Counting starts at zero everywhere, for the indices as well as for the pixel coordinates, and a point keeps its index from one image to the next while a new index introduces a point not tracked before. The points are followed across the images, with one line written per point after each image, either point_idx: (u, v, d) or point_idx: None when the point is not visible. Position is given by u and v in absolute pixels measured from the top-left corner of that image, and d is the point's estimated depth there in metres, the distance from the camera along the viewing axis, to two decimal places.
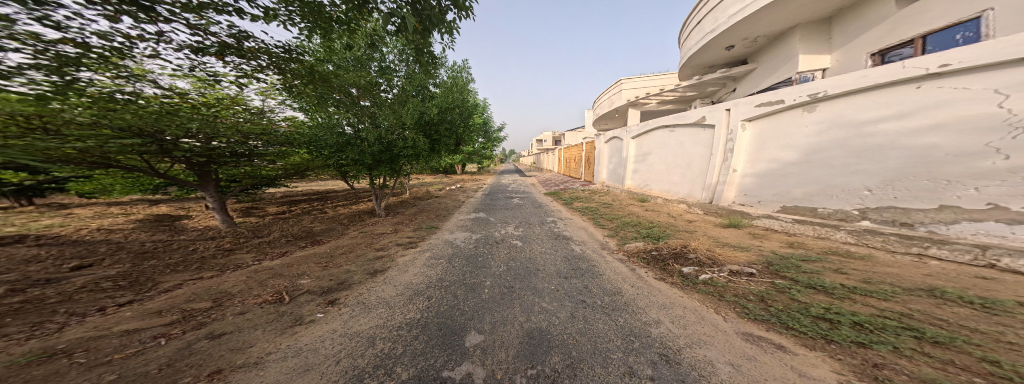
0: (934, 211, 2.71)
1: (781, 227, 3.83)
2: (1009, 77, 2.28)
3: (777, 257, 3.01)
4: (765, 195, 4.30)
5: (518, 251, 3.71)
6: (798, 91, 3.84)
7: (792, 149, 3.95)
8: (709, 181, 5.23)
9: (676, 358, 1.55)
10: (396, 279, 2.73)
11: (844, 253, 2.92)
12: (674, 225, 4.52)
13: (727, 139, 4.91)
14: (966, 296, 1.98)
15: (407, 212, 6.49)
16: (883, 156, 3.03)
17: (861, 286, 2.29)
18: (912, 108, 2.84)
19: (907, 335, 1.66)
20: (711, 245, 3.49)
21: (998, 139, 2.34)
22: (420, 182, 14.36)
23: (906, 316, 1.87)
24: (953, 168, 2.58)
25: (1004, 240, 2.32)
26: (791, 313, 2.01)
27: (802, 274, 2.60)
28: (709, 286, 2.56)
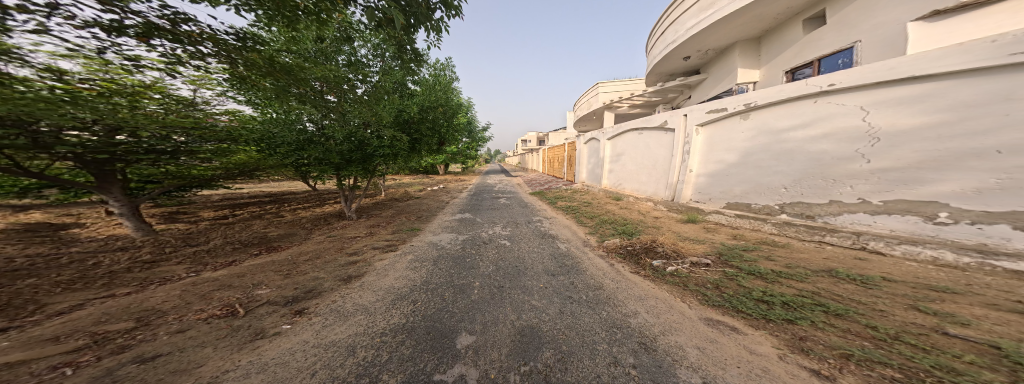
0: (825, 205, 3.26)
1: (727, 221, 4.30)
2: (866, 97, 2.89)
3: (725, 248, 3.40)
4: (713, 194, 4.79)
5: (504, 251, 3.73)
6: (736, 101, 4.37)
7: (730, 153, 4.48)
8: (670, 180, 5.69)
9: (653, 345, 1.69)
10: (374, 284, 2.61)
11: (771, 242, 3.39)
12: (643, 222, 4.86)
13: (685, 142, 5.38)
14: (850, 274, 2.42)
15: (383, 214, 6.16)
16: (792, 159, 3.59)
17: (785, 270, 2.68)
18: (809, 120, 3.41)
19: (819, 310, 1.97)
20: (675, 239, 3.82)
21: (863, 147, 2.93)
22: (397, 182, 13.76)
23: (816, 294, 2.22)
24: (835, 170, 3.15)
25: (870, 227, 2.88)
26: (739, 297, 2.29)
27: (746, 262, 2.96)
28: (675, 277, 2.81)
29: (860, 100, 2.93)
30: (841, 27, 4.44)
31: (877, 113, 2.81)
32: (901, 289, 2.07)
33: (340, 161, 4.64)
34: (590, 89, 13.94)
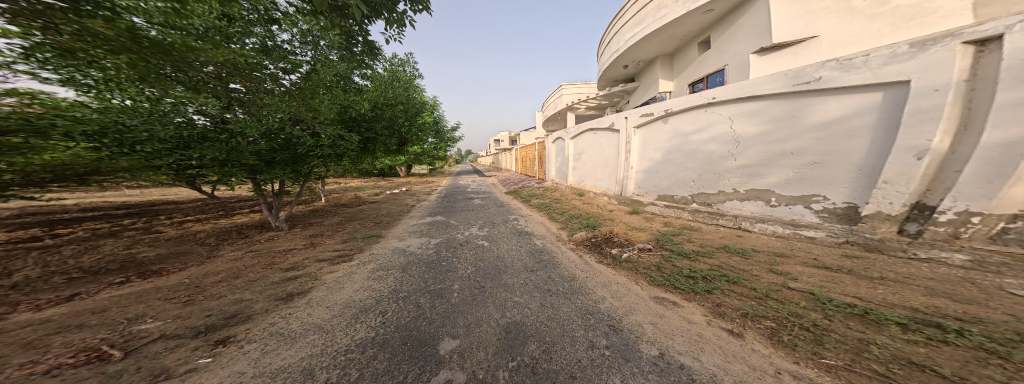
0: (715, 194, 4.05)
1: (660, 212, 4.79)
2: (730, 110, 3.76)
3: (660, 233, 3.85)
4: (648, 187, 5.36)
5: (478, 249, 3.52)
6: (653, 109, 5.14)
7: (653, 153, 5.20)
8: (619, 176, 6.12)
9: (621, 326, 1.81)
10: (327, 300, 2.16)
11: (688, 227, 3.97)
12: (602, 215, 5.19)
13: (625, 142, 5.85)
14: (739, 248, 3.00)
15: (328, 222, 5.14)
16: (691, 158, 4.39)
17: (697, 249, 3.20)
18: (699, 127, 4.24)
19: (724, 280, 2.39)
20: (626, 228, 4.18)
21: (731, 148, 3.78)
22: (343, 186, 12.12)
23: (720, 266, 2.67)
24: (718, 166, 3.97)
25: (740, 210, 3.72)
26: (674, 275, 2.62)
27: (682, 246, 3.38)
28: (627, 262, 3.07)
29: (729, 112, 3.77)
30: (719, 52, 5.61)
31: (738, 122, 3.67)
32: (764, 258, 2.67)
33: (258, 162, 3.46)
34: (556, 90, 14.58)
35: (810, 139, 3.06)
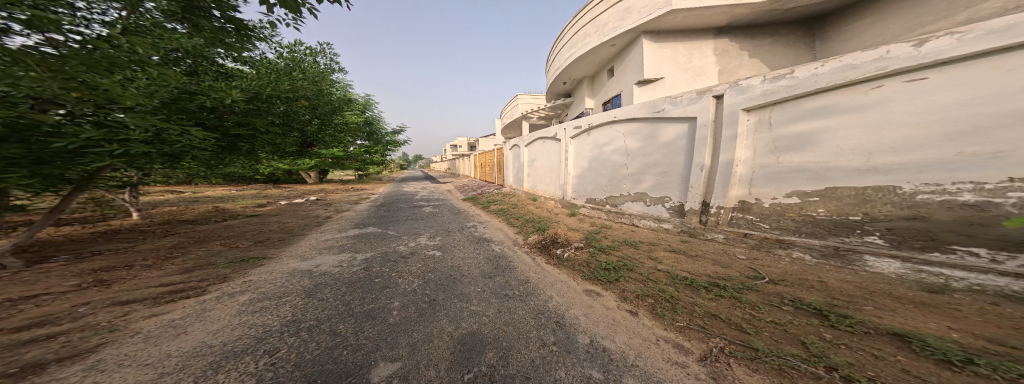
0: (620, 197, 4.63)
1: (588, 213, 5.20)
2: (622, 129, 4.45)
3: (587, 231, 4.13)
4: (580, 191, 5.64)
5: (427, 259, 3.11)
6: (572, 124, 5.69)
7: (578, 162, 5.66)
8: (563, 180, 6.11)
9: (564, 321, 1.89)
10: (171, 340, 1.53)
11: (603, 225, 4.41)
12: (549, 218, 5.12)
13: (565, 150, 5.95)
14: (638, 241, 3.47)
15: (158, 242, 3.60)
16: (601, 167, 4.99)
17: (606, 244, 3.56)
18: (605, 141, 4.87)
19: (627, 269, 2.72)
20: (567, 229, 4.26)
21: (624, 159, 4.46)
22: (214, 195, 9.02)
23: (625, 258, 3.03)
24: (617, 173, 4.61)
25: (632, 207, 4.40)
26: (595, 268, 2.84)
27: (605, 242, 3.64)
28: (562, 260, 3.16)
29: (622, 130, 4.46)
30: (620, 80, 6.95)
31: (627, 139, 4.38)
32: (655, 248, 3.16)
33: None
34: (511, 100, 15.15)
35: (661, 154, 3.85)
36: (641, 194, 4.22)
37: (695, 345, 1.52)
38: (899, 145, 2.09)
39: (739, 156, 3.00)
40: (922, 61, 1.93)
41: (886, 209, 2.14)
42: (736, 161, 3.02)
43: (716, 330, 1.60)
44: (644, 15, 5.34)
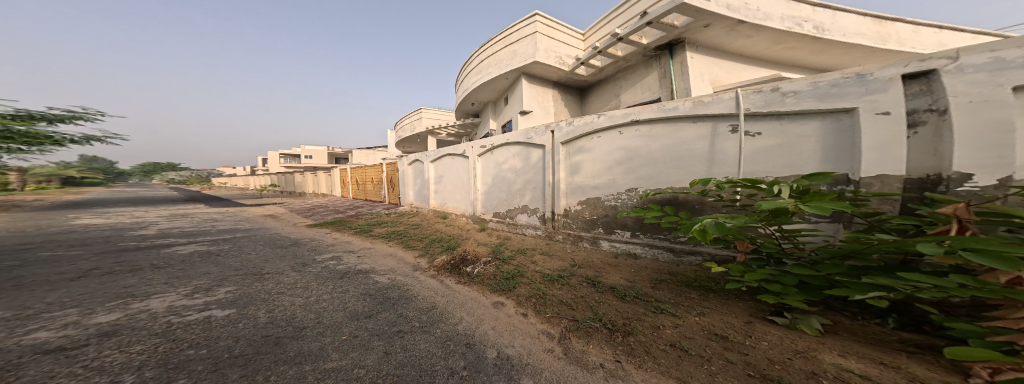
0: (514, 209, 5.02)
1: (495, 226, 5.41)
2: (513, 149, 4.93)
3: (496, 245, 4.21)
4: (487, 207, 5.75)
5: (194, 325, 1.86)
6: (480, 142, 5.83)
7: (484, 177, 5.81)
8: (471, 196, 6.11)
9: (475, 341, 1.74)
10: None
11: (508, 237, 4.69)
12: (459, 235, 4.98)
13: (473, 167, 6.02)
14: (532, 249, 3.83)
15: None
16: (500, 181, 5.36)
17: (509, 254, 3.73)
18: (503, 159, 5.25)
19: (523, 275, 2.93)
20: (477, 245, 4.25)
21: (514, 176, 4.93)
22: None
23: (523, 265, 3.25)
24: (509, 190, 5.09)
25: (520, 218, 4.86)
26: (498, 279, 2.88)
27: (507, 252, 3.84)
28: (471, 277, 3.01)
29: (513, 151, 4.95)
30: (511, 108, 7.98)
31: (515, 159, 4.92)
32: (548, 255, 3.51)
33: None
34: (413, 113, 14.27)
35: (532, 172, 4.53)
36: (524, 206, 4.76)
37: (557, 330, 1.85)
38: (593, 174, 3.59)
39: (559, 177, 3.91)
40: (599, 127, 3.47)
41: (588, 212, 3.69)
42: (558, 181, 3.94)
43: (564, 313, 2.05)
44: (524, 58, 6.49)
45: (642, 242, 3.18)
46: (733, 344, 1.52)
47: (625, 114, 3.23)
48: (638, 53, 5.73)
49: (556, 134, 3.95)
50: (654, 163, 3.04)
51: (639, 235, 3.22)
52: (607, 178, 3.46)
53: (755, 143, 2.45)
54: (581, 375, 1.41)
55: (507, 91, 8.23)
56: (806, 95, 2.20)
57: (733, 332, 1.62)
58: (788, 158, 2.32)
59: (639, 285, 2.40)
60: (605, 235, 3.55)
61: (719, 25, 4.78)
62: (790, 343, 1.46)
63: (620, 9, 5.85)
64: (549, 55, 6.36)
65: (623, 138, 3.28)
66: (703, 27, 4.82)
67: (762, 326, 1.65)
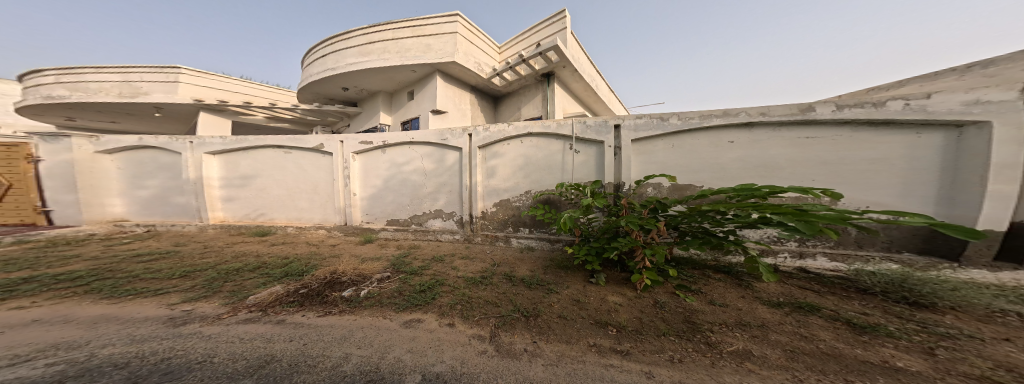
0: (422, 214, 4.69)
1: (391, 236, 4.85)
2: (420, 149, 4.59)
3: (396, 259, 3.72)
4: (375, 214, 5.05)
5: None
6: (371, 137, 4.96)
7: (376, 178, 4.99)
8: (337, 204, 5.10)
9: (380, 374, 1.49)
10: None
11: (414, 246, 4.29)
12: (316, 254, 3.97)
13: (343, 167, 5.06)
14: (444, 255, 3.68)
15: None
16: (400, 185, 4.84)
17: (416, 266, 3.40)
18: (406, 159, 4.75)
19: (435, 285, 2.76)
20: (355, 264, 3.53)
21: (425, 180, 4.57)
22: None
23: (439, 274, 3.04)
24: (411, 194, 4.72)
25: (433, 223, 4.59)
26: (408, 295, 2.59)
27: (415, 264, 3.50)
28: (368, 299, 2.52)
29: (420, 151, 4.60)
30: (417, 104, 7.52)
31: (423, 160, 4.56)
32: (454, 262, 3.37)
33: None
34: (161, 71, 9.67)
35: (447, 175, 4.35)
36: (438, 211, 4.51)
37: (486, 329, 1.91)
38: (491, 173, 3.99)
39: (477, 180, 4.02)
40: (499, 136, 3.88)
41: (490, 211, 4.06)
42: (475, 184, 4.03)
43: (490, 312, 2.13)
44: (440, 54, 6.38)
45: (528, 236, 3.76)
46: (585, 304, 2.10)
47: (523, 127, 3.75)
48: (532, 75, 6.89)
49: (474, 138, 4.03)
50: (541, 170, 3.68)
51: (534, 231, 3.76)
52: (514, 182, 3.85)
53: (579, 158, 3.48)
54: (509, 364, 1.51)
55: (416, 83, 7.53)
56: (588, 130, 3.40)
57: (581, 295, 2.25)
58: (595, 169, 3.40)
59: (540, 274, 2.76)
60: (514, 233, 3.90)
61: (568, 69, 6.63)
62: (595, 293, 2.27)
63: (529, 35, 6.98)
64: (469, 58, 6.62)
65: (512, 149, 3.86)
66: (563, 67, 6.51)
67: (592, 288, 2.37)
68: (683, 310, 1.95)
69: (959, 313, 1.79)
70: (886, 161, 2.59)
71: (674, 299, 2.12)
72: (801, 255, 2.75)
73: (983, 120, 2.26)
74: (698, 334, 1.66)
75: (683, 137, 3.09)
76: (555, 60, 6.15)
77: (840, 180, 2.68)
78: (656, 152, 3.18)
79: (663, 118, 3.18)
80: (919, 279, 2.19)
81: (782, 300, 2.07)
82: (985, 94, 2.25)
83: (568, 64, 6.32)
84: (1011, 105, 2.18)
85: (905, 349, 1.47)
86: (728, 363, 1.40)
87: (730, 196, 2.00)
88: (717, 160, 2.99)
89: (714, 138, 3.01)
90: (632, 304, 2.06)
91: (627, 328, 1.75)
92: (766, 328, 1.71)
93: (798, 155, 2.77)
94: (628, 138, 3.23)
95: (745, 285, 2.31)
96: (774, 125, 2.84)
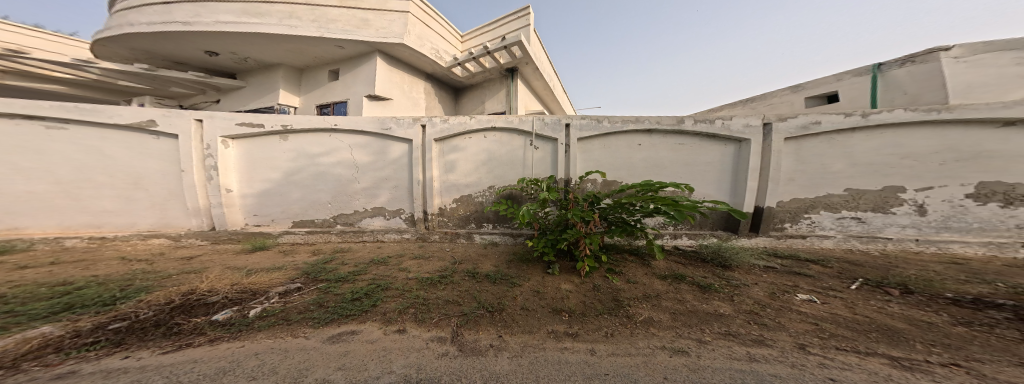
0: (352, 213, 4.13)
1: (302, 240, 4.12)
2: (342, 137, 4.03)
3: (309, 266, 3.16)
4: (272, 214, 4.25)
5: None
6: (273, 119, 4.07)
7: (276, 170, 4.17)
8: (196, 204, 4.07)
9: None
10: None
11: (340, 249, 3.72)
12: (154, 272, 2.96)
13: (204, 155, 4.01)
14: (382, 256, 3.36)
15: None
16: (314, 180, 4.13)
17: (346, 271, 2.98)
18: (325, 149, 4.07)
19: (377, 289, 2.53)
20: (235, 278, 2.80)
21: (360, 175, 4.04)
22: None
23: (382, 276, 2.78)
24: (331, 190, 4.11)
25: (372, 222, 4.12)
26: (340, 304, 2.28)
27: (348, 268, 3.07)
28: (268, 318, 2.07)
29: (348, 141, 4.02)
30: (345, 87, 6.94)
31: (355, 151, 4.03)
32: (398, 263, 3.14)
33: None
34: None
35: (391, 169, 3.97)
36: (379, 208, 4.08)
37: (445, 329, 1.89)
38: (446, 168, 3.90)
39: (432, 174, 3.84)
40: (452, 130, 3.81)
41: (445, 205, 3.96)
42: (429, 179, 3.84)
43: (451, 311, 2.11)
44: (382, 34, 6.10)
45: (486, 231, 3.83)
46: (542, 294, 2.34)
47: (486, 121, 3.77)
48: (497, 69, 7.12)
49: (429, 129, 3.83)
50: (503, 165, 3.78)
51: (497, 226, 3.85)
52: (476, 177, 3.85)
53: (537, 154, 3.73)
54: (475, 361, 1.56)
55: (360, 59, 6.72)
56: (540, 127, 3.69)
57: (540, 286, 2.48)
58: (552, 165, 3.72)
59: (502, 268, 2.90)
60: (477, 229, 3.88)
61: (530, 66, 7.01)
62: (546, 283, 2.54)
63: (497, 29, 7.40)
64: (423, 43, 6.57)
65: (464, 147, 3.86)
66: (526, 64, 6.86)
67: (549, 278, 2.64)
68: (612, 290, 2.41)
69: (740, 269, 2.81)
70: (713, 164, 3.64)
71: (604, 280, 2.60)
72: (675, 236, 3.67)
73: (747, 138, 3.50)
74: (622, 309, 2.10)
75: (612, 138, 3.70)
76: (519, 55, 6.44)
77: (697, 178, 3.67)
78: (593, 151, 3.71)
79: (599, 119, 3.71)
80: (726, 248, 3.23)
81: (664, 273, 2.79)
82: (753, 120, 3.50)
83: (530, 62, 6.71)
84: (758, 129, 3.47)
85: (728, 299, 2.24)
86: (641, 330, 1.82)
87: (638, 191, 2.42)
88: (632, 159, 3.69)
89: (629, 141, 3.69)
90: (580, 290, 2.41)
91: (575, 312, 2.06)
92: (660, 297, 2.30)
93: (677, 157, 3.66)
94: (575, 136, 3.65)
95: (646, 264, 3.02)
96: (664, 132, 3.67)
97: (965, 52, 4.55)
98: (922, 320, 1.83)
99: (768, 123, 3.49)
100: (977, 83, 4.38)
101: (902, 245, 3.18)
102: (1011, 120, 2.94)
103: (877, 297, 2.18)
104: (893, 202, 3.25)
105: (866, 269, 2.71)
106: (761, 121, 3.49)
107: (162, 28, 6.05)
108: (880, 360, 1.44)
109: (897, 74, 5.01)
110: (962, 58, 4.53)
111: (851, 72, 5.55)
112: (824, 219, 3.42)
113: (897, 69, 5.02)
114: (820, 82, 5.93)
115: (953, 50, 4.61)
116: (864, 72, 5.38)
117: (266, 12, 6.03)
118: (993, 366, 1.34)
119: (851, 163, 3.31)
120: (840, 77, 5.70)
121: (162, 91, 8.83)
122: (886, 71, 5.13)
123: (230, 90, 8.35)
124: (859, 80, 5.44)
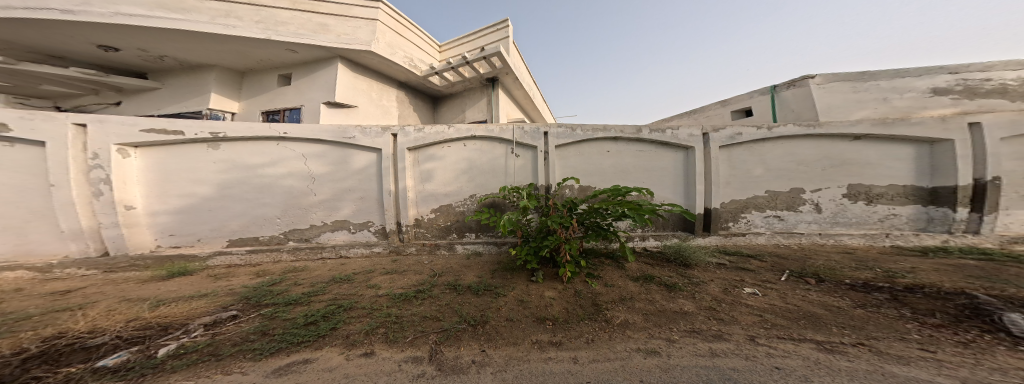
0: (307, 229, 3.73)
1: (241, 260, 3.57)
2: (292, 145, 3.69)
3: (250, 290, 2.73)
4: (199, 232, 3.64)
5: None
6: (197, 125, 3.58)
7: (203, 183, 3.62)
8: (80, 226, 3.30)
9: None
10: None
11: (294, 268, 3.30)
12: (15, 313, 2.28)
13: (93, 166, 3.30)
14: (345, 274, 3.06)
15: None
16: (257, 193, 3.67)
17: (306, 291, 2.67)
18: (271, 159, 3.67)
19: (336, 310, 2.28)
20: (139, 311, 2.32)
21: (314, 187, 3.71)
22: None
23: (342, 296, 2.52)
24: (279, 203, 3.69)
25: (332, 237, 3.76)
26: (290, 329, 2.01)
27: (302, 288, 2.73)
28: (186, 355, 1.73)
29: (301, 150, 3.70)
30: (298, 93, 6.45)
31: (310, 161, 3.71)
32: (367, 279, 2.90)
33: None
34: None
35: (357, 179, 3.73)
36: (343, 222, 3.76)
37: (422, 348, 1.77)
38: (422, 178, 3.79)
39: (406, 185, 3.69)
40: (426, 139, 3.75)
41: (421, 216, 3.82)
42: (403, 190, 3.69)
43: (429, 327, 2.01)
44: (346, 40, 5.88)
45: (468, 240, 3.76)
46: (529, 303, 2.33)
47: (467, 131, 3.79)
48: (476, 79, 7.30)
49: (402, 138, 3.72)
50: (485, 173, 3.80)
51: (480, 235, 3.80)
52: (456, 186, 3.80)
53: (518, 162, 3.84)
54: (457, 379, 1.49)
55: (319, 64, 6.33)
56: (520, 136, 3.82)
57: (524, 294, 2.49)
58: (532, 172, 3.85)
59: (485, 278, 2.85)
60: (459, 239, 3.78)
61: (508, 76, 7.34)
62: (529, 291, 2.54)
63: (474, 41, 7.69)
64: (395, 51, 6.50)
65: (444, 156, 3.81)
66: (505, 74, 7.16)
67: (534, 285, 2.66)
68: (591, 294, 2.52)
69: (698, 267, 3.15)
70: (667, 170, 4.11)
71: (585, 285, 2.70)
72: (642, 239, 3.99)
73: (691, 146, 4.04)
74: (602, 313, 2.20)
75: (586, 146, 3.99)
76: (498, 66, 6.69)
77: (655, 182, 4.08)
78: (568, 159, 3.92)
79: (574, 129, 3.98)
80: (685, 247, 3.59)
81: (636, 275, 2.99)
82: (695, 131, 4.06)
83: (510, 72, 7.03)
84: (699, 138, 4.04)
85: (690, 296, 2.48)
86: (619, 333, 1.92)
87: (609, 197, 2.62)
88: (602, 165, 3.99)
89: (600, 147, 4.00)
90: (563, 296, 2.46)
91: (558, 320, 2.09)
92: (634, 299, 2.45)
93: (640, 164, 4.06)
94: (553, 144, 3.84)
95: (621, 266, 3.22)
96: (628, 140, 4.06)
97: (826, 80, 5.68)
98: (834, 305, 2.23)
99: (706, 134, 4.09)
100: (836, 105, 5.49)
101: (811, 239, 3.89)
102: (858, 135, 3.88)
103: (800, 287, 2.60)
104: (800, 203, 3.98)
105: (790, 261, 3.24)
106: (701, 131, 4.07)
107: (38, 18, 4.89)
108: (810, 344, 1.72)
109: (785, 95, 6.22)
110: (823, 85, 5.67)
111: (758, 91, 6.76)
112: (755, 218, 4.02)
113: (785, 91, 6.20)
114: (739, 98, 7.15)
115: (818, 77, 5.75)
116: (766, 92, 6.62)
117: (194, 8, 5.37)
118: (885, 342, 1.68)
119: (770, 171, 3.99)
120: (752, 95, 6.92)
121: (26, 89, 7.18)
122: (779, 91, 6.33)
123: (135, 91, 7.19)
124: (764, 98, 6.65)
